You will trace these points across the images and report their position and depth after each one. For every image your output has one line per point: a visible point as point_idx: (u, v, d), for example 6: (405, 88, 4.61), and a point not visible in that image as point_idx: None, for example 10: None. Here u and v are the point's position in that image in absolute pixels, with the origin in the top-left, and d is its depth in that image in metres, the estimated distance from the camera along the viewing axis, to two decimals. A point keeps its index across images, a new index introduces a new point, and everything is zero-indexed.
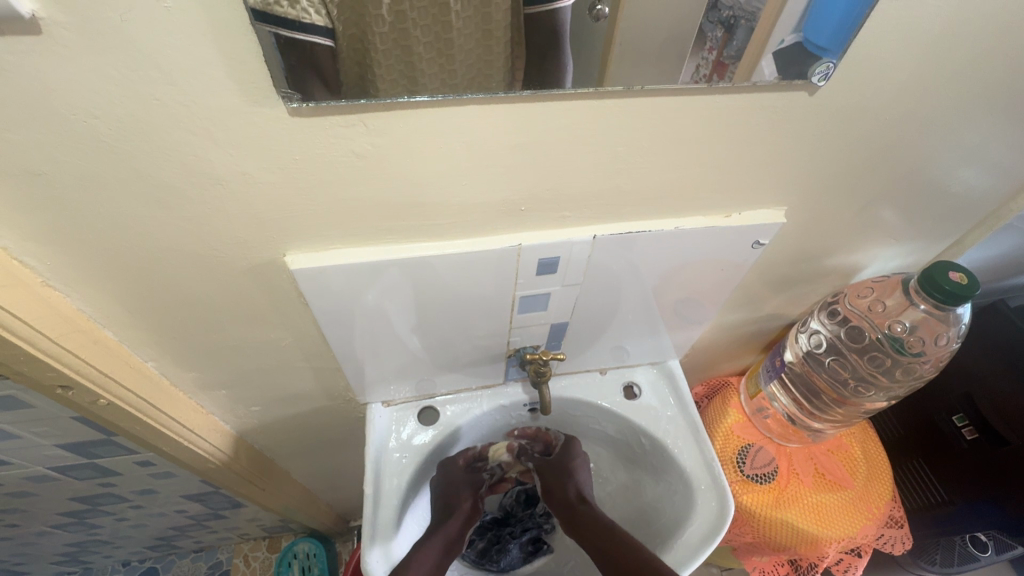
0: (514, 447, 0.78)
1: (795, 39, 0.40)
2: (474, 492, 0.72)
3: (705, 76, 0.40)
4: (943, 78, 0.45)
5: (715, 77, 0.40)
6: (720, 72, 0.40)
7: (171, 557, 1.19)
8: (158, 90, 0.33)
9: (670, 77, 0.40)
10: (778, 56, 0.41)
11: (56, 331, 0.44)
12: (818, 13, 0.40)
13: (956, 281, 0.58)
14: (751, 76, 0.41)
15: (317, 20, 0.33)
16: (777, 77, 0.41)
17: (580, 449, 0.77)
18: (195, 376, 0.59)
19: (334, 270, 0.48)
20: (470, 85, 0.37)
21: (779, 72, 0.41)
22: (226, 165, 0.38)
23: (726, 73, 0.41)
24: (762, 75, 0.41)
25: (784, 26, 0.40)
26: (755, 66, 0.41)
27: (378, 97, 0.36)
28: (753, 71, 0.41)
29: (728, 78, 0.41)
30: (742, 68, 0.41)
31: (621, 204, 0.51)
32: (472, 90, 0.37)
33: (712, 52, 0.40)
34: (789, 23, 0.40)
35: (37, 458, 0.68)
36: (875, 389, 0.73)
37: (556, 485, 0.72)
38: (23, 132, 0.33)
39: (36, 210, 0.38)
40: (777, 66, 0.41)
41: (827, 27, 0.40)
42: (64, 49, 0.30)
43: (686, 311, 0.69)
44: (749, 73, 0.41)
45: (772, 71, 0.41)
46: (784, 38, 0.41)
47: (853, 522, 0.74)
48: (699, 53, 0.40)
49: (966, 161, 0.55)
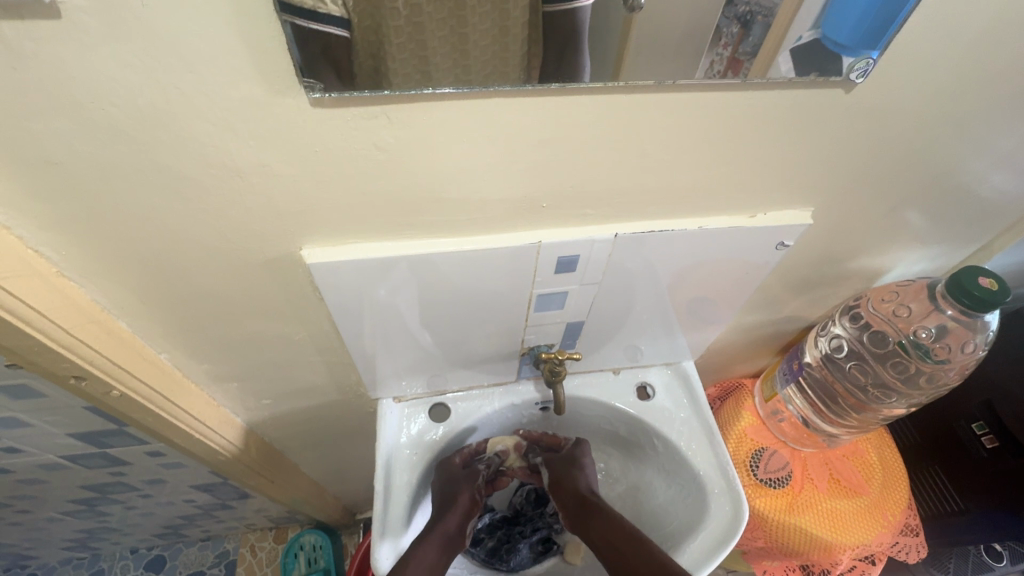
0: (520, 447, 0.76)
1: (813, 36, 0.40)
2: (472, 487, 0.68)
3: (721, 71, 0.39)
4: (985, 77, 0.43)
5: (729, 73, 0.39)
6: (736, 67, 0.39)
7: (179, 545, 1.20)
8: (178, 79, 0.32)
9: (692, 68, 0.38)
10: (795, 53, 0.40)
11: (70, 322, 0.44)
12: (835, 10, 0.39)
13: (986, 287, 0.57)
14: (768, 72, 0.39)
15: (333, 10, 0.32)
16: (796, 71, 0.40)
17: (586, 448, 0.75)
18: (207, 369, 0.59)
19: (351, 265, 0.47)
20: (488, 79, 0.36)
21: (796, 66, 0.40)
22: (245, 157, 0.38)
23: (742, 68, 0.39)
24: (778, 70, 0.40)
25: (802, 22, 0.39)
26: (771, 64, 0.39)
27: (394, 90, 0.35)
28: (769, 68, 0.39)
29: (744, 72, 0.39)
30: (756, 63, 0.39)
31: (642, 202, 0.50)
32: (488, 85, 0.36)
33: (728, 48, 0.39)
34: (809, 18, 0.39)
35: (49, 446, 0.68)
36: (896, 396, 0.72)
37: (563, 476, 0.70)
38: (42, 120, 0.33)
39: (51, 200, 0.37)
40: (794, 62, 0.40)
41: (848, 20, 0.39)
42: (85, 35, 0.29)
43: (703, 312, 0.68)
44: (765, 68, 0.39)
45: (788, 66, 0.40)
46: (802, 35, 0.40)
47: (868, 529, 0.73)
48: (715, 49, 0.38)
49: (1002, 163, 0.53)
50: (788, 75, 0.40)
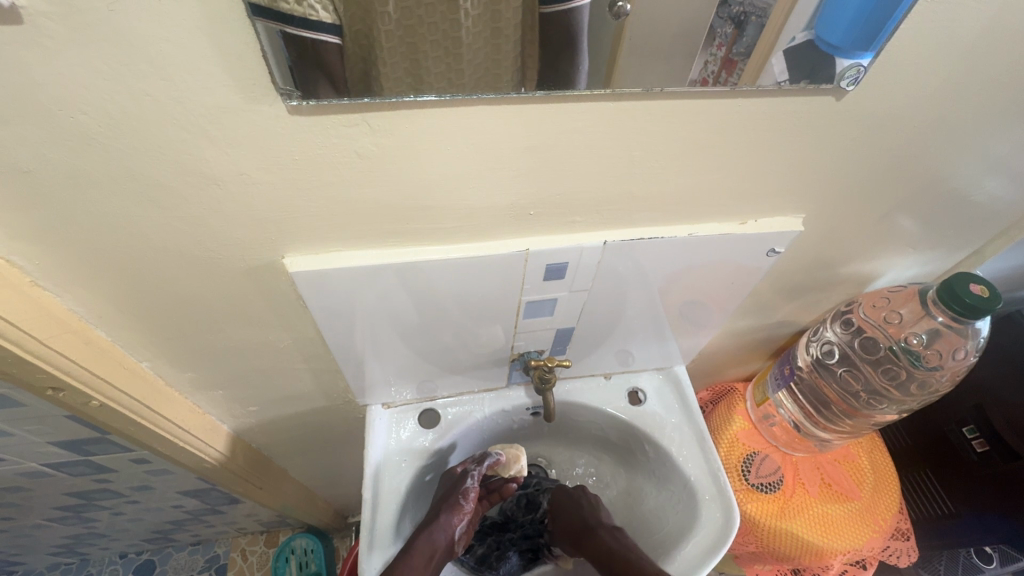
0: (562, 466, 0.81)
1: (806, 36, 0.38)
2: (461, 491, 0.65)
3: (715, 72, 0.38)
4: (977, 84, 0.43)
5: (722, 74, 0.38)
6: (729, 69, 0.38)
7: (169, 549, 1.19)
8: (151, 86, 0.31)
9: (681, 74, 0.38)
10: (789, 54, 0.39)
11: (46, 332, 0.43)
12: (832, 9, 0.38)
13: (977, 293, 0.56)
14: (760, 79, 0.39)
15: (324, 17, 0.31)
16: (789, 75, 0.39)
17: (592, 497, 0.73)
18: (191, 376, 0.58)
19: (335, 273, 0.47)
20: (478, 85, 0.36)
21: (790, 70, 0.39)
22: (224, 166, 0.37)
23: (735, 69, 0.38)
24: (772, 72, 0.39)
25: (796, 23, 0.38)
26: (764, 64, 0.39)
27: (382, 95, 0.34)
28: (761, 74, 0.39)
29: (737, 75, 0.38)
30: (751, 65, 0.39)
31: (632, 209, 0.49)
32: (481, 90, 0.36)
33: (722, 47, 0.38)
34: (801, 20, 0.38)
35: (31, 454, 0.67)
36: (887, 402, 0.72)
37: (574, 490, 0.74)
38: (9, 128, 0.31)
39: (22, 208, 0.36)
40: (788, 64, 0.39)
41: (841, 22, 0.38)
42: (50, 41, 0.28)
43: (694, 317, 0.67)
44: (757, 74, 0.39)
45: (782, 69, 0.39)
46: (795, 36, 0.38)
47: (859, 534, 0.73)
48: (709, 48, 0.37)
49: (994, 170, 0.53)
50: (780, 79, 0.39)
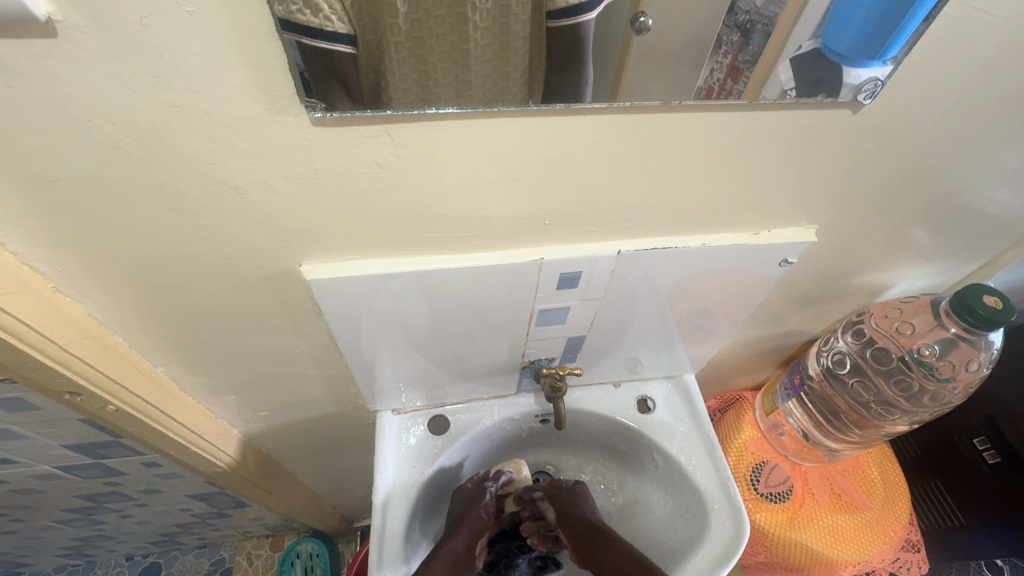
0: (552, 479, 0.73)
1: (813, 45, 0.39)
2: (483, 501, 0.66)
3: (720, 80, 0.38)
4: (993, 97, 0.43)
5: (728, 82, 0.39)
6: (735, 76, 0.39)
7: (174, 552, 1.19)
8: (179, 97, 0.32)
9: (687, 79, 0.38)
10: (794, 62, 0.39)
11: (66, 338, 0.43)
12: (838, 18, 0.39)
13: (990, 304, 0.56)
14: (765, 89, 0.39)
15: (338, 27, 0.32)
16: (794, 84, 0.39)
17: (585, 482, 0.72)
18: (204, 381, 0.58)
19: (352, 281, 0.47)
20: (485, 97, 0.36)
21: (795, 80, 0.39)
22: (247, 176, 0.37)
23: (740, 77, 0.39)
24: (778, 80, 0.39)
25: (801, 31, 0.39)
26: (768, 75, 0.39)
27: (391, 106, 0.35)
28: (764, 86, 0.39)
29: (743, 83, 0.39)
30: (756, 75, 0.39)
31: (647, 220, 0.50)
32: (486, 100, 0.36)
33: (728, 55, 0.38)
34: (808, 29, 0.39)
35: (44, 457, 0.67)
36: (899, 413, 0.71)
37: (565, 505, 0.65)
38: (39, 138, 0.32)
39: (45, 216, 0.37)
40: (792, 73, 0.39)
41: (848, 32, 0.39)
42: (82, 53, 0.28)
43: (705, 326, 0.68)
44: (760, 87, 0.39)
45: (788, 76, 0.39)
46: (802, 44, 0.39)
47: (869, 545, 0.72)
48: (715, 56, 0.38)
49: (1007, 182, 0.53)
50: (787, 88, 0.39)
